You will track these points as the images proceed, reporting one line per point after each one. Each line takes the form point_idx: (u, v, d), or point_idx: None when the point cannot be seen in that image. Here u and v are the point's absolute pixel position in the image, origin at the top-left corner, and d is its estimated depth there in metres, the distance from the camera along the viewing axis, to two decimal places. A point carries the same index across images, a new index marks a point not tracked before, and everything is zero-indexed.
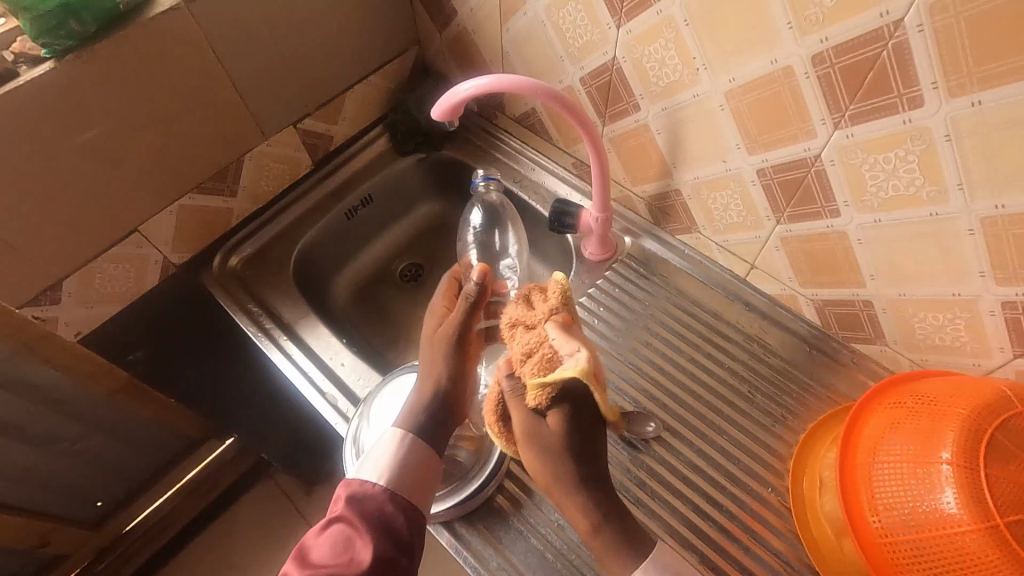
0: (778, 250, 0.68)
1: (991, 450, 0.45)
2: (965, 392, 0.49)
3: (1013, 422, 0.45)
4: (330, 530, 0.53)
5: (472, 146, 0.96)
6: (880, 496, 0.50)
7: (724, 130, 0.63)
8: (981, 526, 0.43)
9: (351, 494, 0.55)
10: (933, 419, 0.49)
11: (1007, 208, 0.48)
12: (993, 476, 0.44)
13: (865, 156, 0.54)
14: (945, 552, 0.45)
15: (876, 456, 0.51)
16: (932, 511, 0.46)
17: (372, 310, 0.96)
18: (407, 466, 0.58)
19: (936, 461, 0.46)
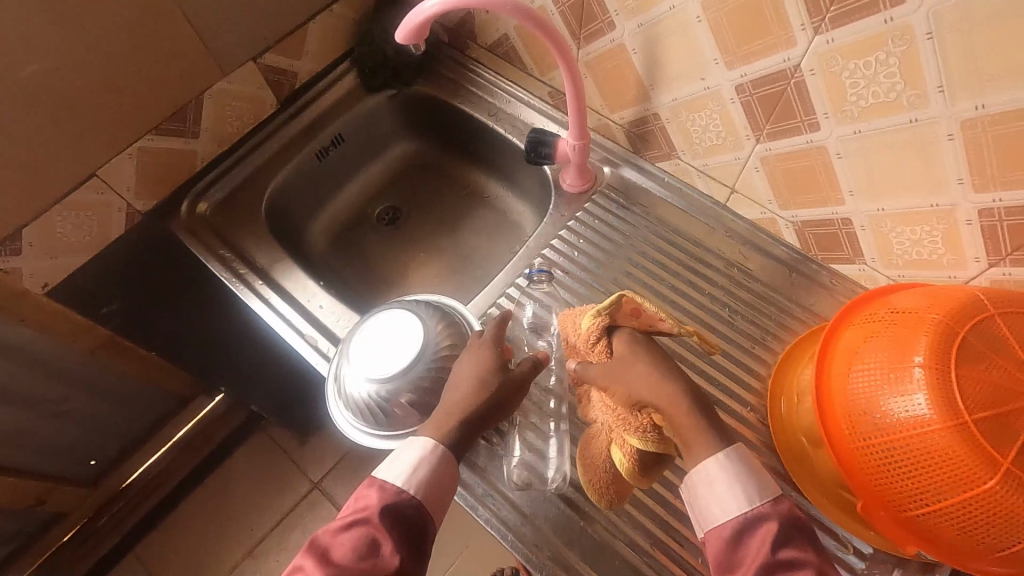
0: (757, 171, 0.67)
1: (963, 351, 0.45)
2: (940, 298, 0.49)
3: (985, 324, 0.46)
4: (353, 530, 0.49)
5: (445, 80, 0.92)
6: (855, 405, 0.50)
7: (702, 44, 0.61)
8: (950, 423, 0.44)
9: (384, 499, 0.51)
10: (907, 327, 0.49)
11: (986, 109, 0.47)
12: (962, 376, 0.45)
13: (845, 63, 0.52)
14: (916, 452, 0.46)
15: (852, 366, 0.52)
16: (903, 413, 0.47)
17: (351, 256, 0.94)
18: (434, 482, 0.52)
19: (909, 365, 0.47)
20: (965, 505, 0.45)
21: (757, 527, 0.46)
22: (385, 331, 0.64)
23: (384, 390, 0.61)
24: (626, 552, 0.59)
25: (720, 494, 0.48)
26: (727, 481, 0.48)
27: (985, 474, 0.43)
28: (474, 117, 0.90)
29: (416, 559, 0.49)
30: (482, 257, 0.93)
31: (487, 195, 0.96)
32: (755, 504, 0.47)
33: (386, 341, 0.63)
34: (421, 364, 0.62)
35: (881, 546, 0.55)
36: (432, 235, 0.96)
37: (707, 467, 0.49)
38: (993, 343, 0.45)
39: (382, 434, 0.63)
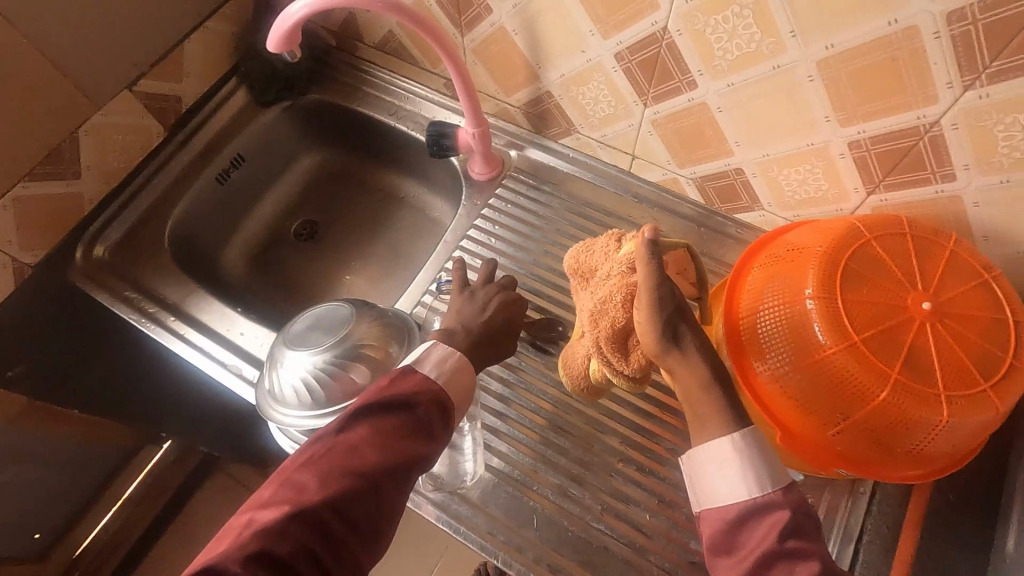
0: (651, 135, 0.69)
1: (845, 279, 0.49)
2: (821, 232, 0.52)
3: (862, 250, 0.50)
4: (398, 412, 0.48)
5: (341, 85, 0.90)
6: (764, 341, 0.52)
7: (576, 18, 0.62)
8: (843, 345, 0.47)
9: (425, 388, 0.50)
10: (797, 263, 0.52)
11: (836, 47, 0.50)
12: (847, 301, 0.48)
13: (706, 20, 0.54)
14: (817, 377, 0.49)
15: (756, 306, 0.53)
16: (804, 344, 0.49)
17: (271, 277, 0.91)
18: (457, 387, 0.52)
19: (801, 298, 0.50)
20: (867, 420, 0.47)
21: (766, 515, 0.44)
22: (302, 328, 0.64)
23: (316, 362, 0.61)
24: (580, 523, 0.60)
25: (729, 476, 0.46)
26: (737, 468, 0.46)
27: (879, 388, 0.46)
28: (375, 118, 0.88)
29: (445, 446, 0.50)
30: (406, 258, 0.92)
31: (403, 195, 0.95)
32: (765, 491, 0.45)
33: (324, 319, 0.64)
34: (339, 344, 0.62)
35: (806, 474, 0.58)
36: (354, 243, 0.94)
37: (721, 449, 0.46)
38: (871, 267, 0.49)
39: (305, 417, 0.60)
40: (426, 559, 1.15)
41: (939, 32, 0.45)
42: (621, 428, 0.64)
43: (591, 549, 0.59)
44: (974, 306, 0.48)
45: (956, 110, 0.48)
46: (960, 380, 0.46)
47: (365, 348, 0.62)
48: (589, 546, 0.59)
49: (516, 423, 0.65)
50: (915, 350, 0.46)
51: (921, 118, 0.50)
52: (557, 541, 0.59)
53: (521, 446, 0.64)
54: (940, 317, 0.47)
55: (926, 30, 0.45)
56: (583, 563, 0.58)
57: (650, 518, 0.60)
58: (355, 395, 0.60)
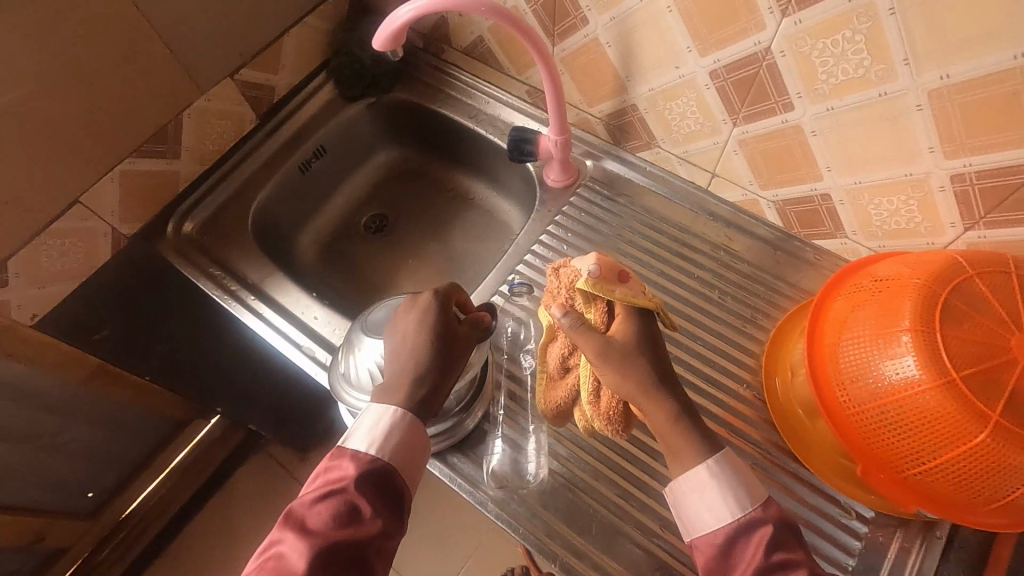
0: (736, 154, 0.68)
1: (945, 313, 0.47)
2: (918, 263, 0.51)
3: (963, 284, 0.48)
4: (328, 500, 0.51)
5: (424, 86, 0.93)
6: (849, 374, 0.51)
7: (675, 34, 0.62)
8: (938, 382, 0.46)
9: (356, 466, 0.53)
10: (890, 294, 0.51)
11: (951, 78, 0.49)
12: (946, 335, 0.47)
13: (814, 43, 0.54)
14: (907, 412, 0.48)
15: (842, 336, 0.53)
16: (894, 377, 0.48)
17: (339, 265, 0.94)
18: (404, 442, 0.55)
19: (895, 330, 0.49)
20: (959, 461, 0.46)
21: (750, 534, 0.48)
22: (384, 317, 0.65)
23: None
24: (636, 535, 0.60)
25: (711, 499, 0.50)
26: (719, 487, 0.50)
27: (976, 429, 0.45)
28: (454, 120, 0.90)
29: (394, 520, 0.52)
30: (471, 258, 0.93)
31: (473, 196, 0.97)
32: (746, 510, 0.49)
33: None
34: None
35: (880, 510, 0.57)
36: (421, 239, 0.97)
37: (699, 474, 0.50)
38: (972, 302, 0.48)
39: None
40: (454, 556, 1.15)
41: None
42: None
43: (647, 562, 0.59)
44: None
45: None
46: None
47: None
48: (645, 558, 0.59)
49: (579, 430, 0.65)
50: (1019, 392, 0.44)
51: None
52: (612, 550, 0.59)
53: (582, 454, 0.64)
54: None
55: None
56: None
57: None
58: None
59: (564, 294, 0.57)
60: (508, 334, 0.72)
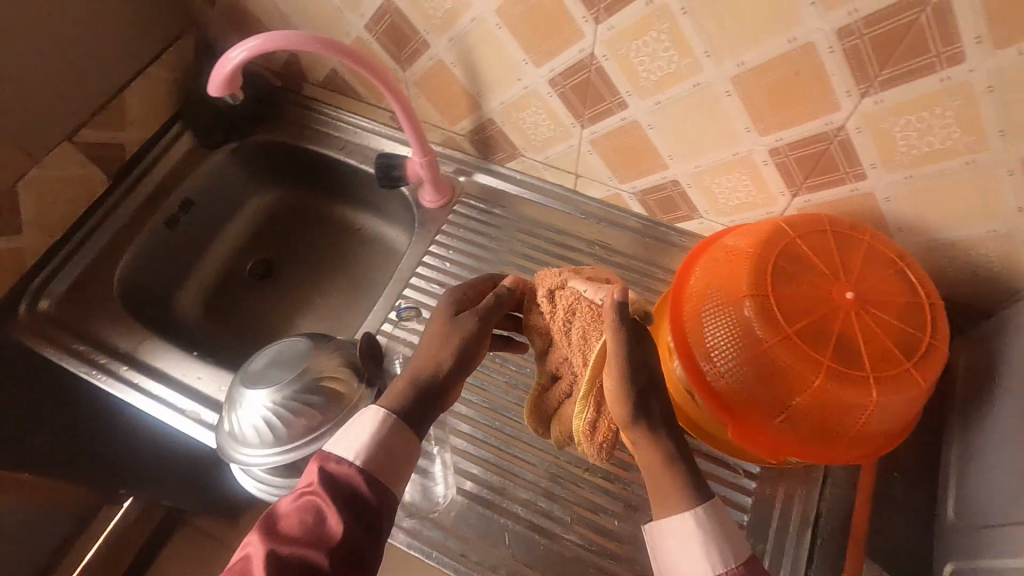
0: (590, 154, 0.72)
1: (777, 277, 0.53)
2: (749, 235, 0.56)
3: (788, 250, 0.54)
4: (302, 505, 0.45)
5: (288, 124, 0.91)
6: (709, 341, 0.54)
7: (509, 49, 0.64)
8: (780, 338, 0.50)
9: (329, 467, 0.47)
10: (733, 264, 0.55)
11: (746, 65, 0.53)
12: (780, 296, 0.52)
13: (628, 45, 0.57)
14: (761, 370, 0.51)
15: (700, 308, 0.55)
16: (745, 339, 0.52)
17: (227, 318, 0.90)
18: (385, 446, 0.48)
19: (741, 297, 0.53)
20: (806, 406, 0.50)
21: None
22: (263, 366, 0.63)
23: (276, 398, 0.61)
24: (550, 535, 0.61)
25: (691, 550, 0.46)
26: (702, 546, 0.46)
27: (813, 374, 0.50)
28: (324, 154, 0.89)
29: (371, 527, 0.45)
30: (365, 289, 0.92)
31: (358, 227, 0.96)
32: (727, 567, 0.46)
33: (281, 355, 0.64)
34: (300, 380, 0.62)
35: (761, 464, 0.61)
36: (311, 278, 0.94)
37: (684, 524, 0.47)
38: (797, 265, 0.53)
39: (267, 454, 0.59)
40: None
41: (833, 46, 0.48)
42: None
43: (564, 560, 0.60)
44: (893, 295, 0.52)
45: (858, 115, 0.52)
46: (884, 362, 0.50)
47: (326, 382, 0.62)
48: (561, 556, 0.60)
49: (483, 443, 0.66)
50: (843, 335, 0.50)
51: (828, 125, 0.54)
52: (529, 555, 0.60)
53: (489, 466, 0.65)
54: (861, 304, 0.51)
55: (822, 46, 0.49)
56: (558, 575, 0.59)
57: (618, 522, 0.61)
58: (317, 429, 0.60)
59: (586, 320, 0.53)
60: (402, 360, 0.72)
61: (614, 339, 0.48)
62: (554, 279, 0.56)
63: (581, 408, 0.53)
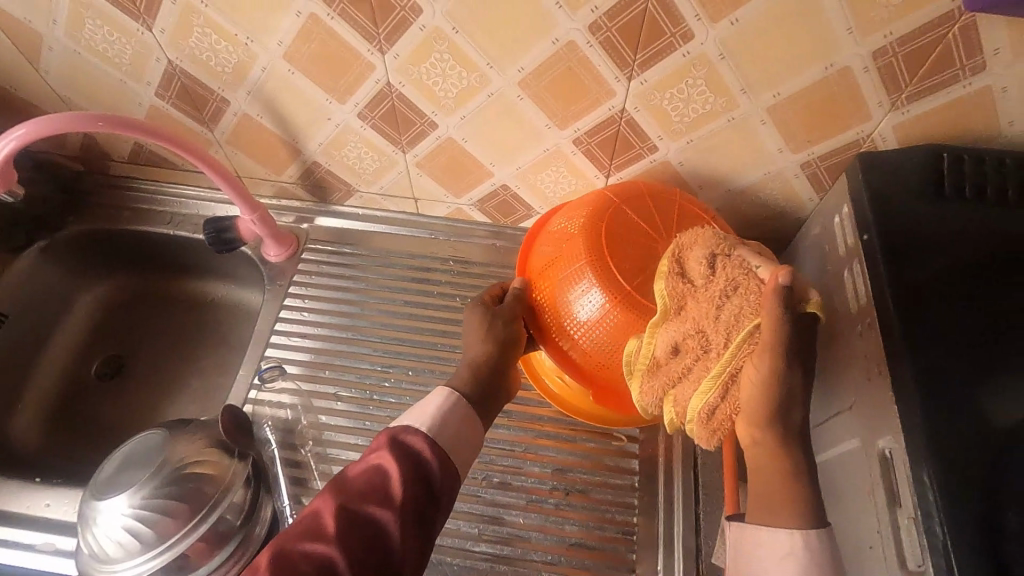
0: (421, 176, 0.73)
1: (608, 243, 0.55)
2: (579, 208, 0.59)
3: (615, 215, 0.57)
4: (370, 460, 0.46)
5: (102, 209, 0.85)
6: (561, 317, 0.57)
7: (309, 92, 0.64)
8: (617, 301, 0.53)
9: (403, 431, 0.48)
10: (567, 241, 0.57)
11: (526, 69, 0.57)
12: (613, 261, 0.54)
13: (418, 69, 0.59)
14: (606, 334, 0.54)
15: (547, 288, 0.58)
16: (588, 309, 0.54)
17: (79, 431, 0.82)
18: (447, 419, 0.50)
19: (578, 270, 0.55)
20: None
21: None
22: (116, 470, 0.58)
23: (135, 501, 0.55)
24: (462, 553, 0.61)
25: (784, 563, 0.46)
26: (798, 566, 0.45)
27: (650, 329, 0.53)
28: (150, 231, 0.84)
29: (437, 485, 0.46)
30: (231, 360, 0.87)
31: (210, 298, 0.90)
32: None
33: (134, 455, 0.59)
34: (162, 473, 0.57)
35: (637, 424, 0.65)
36: (169, 362, 0.87)
37: (787, 539, 0.46)
38: (624, 227, 0.56)
39: (137, 563, 0.54)
40: None
41: (591, 41, 0.53)
42: None
43: (481, 571, 0.60)
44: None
45: (632, 96, 0.58)
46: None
47: (191, 467, 0.58)
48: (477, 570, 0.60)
49: None
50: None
51: (611, 109, 0.60)
52: None
53: None
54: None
55: (581, 42, 0.54)
56: None
57: (525, 519, 0.62)
58: (191, 519, 0.56)
59: (751, 298, 0.45)
60: (274, 425, 0.70)
61: (776, 332, 0.43)
62: (715, 242, 0.49)
63: (705, 397, 0.47)
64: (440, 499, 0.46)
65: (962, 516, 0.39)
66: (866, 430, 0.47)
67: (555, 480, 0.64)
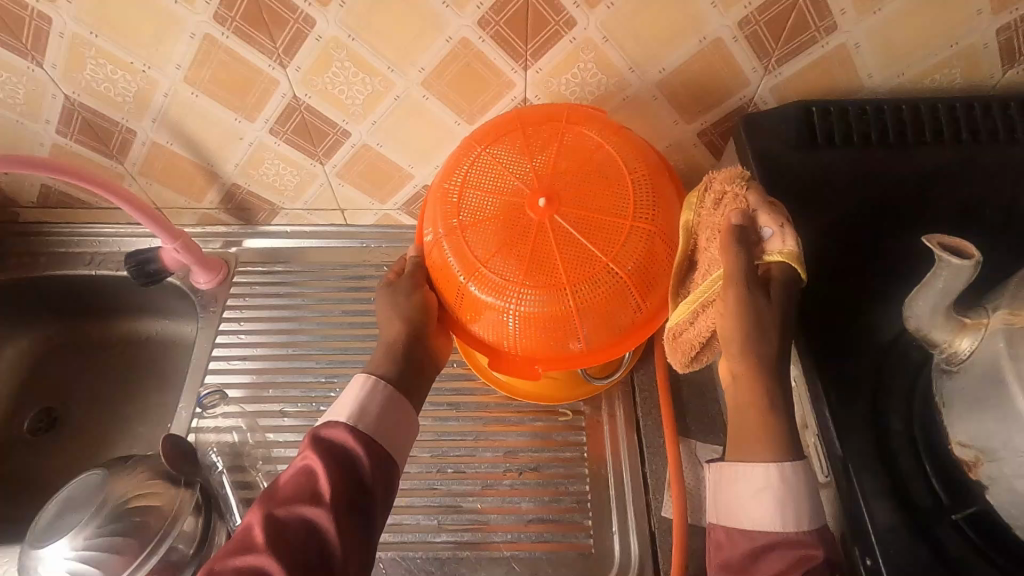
0: (343, 186, 0.74)
1: (463, 215, 0.53)
2: (438, 177, 0.58)
3: (468, 181, 0.54)
4: (295, 466, 0.47)
5: (15, 258, 0.82)
6: (442, 297, 0.56)
7: (216, 113, 0.64)
8: (479, 276, 0.52)
9: (326, 430, 0.49)
10: (428, 219, 0.56)
11: (427, 69, 0.59)
12: (469, 233, 0.53)
13: (322, 79, 0.60)
14: (483, 310, 0.53)
15: (423, 270, 0.58)
16: (457, 286, 0.54)
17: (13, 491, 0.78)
18: (371, 406, 0.51)
19: (439, 250, 0.55)
20: (528, 326, 0.53)
21: (787, 550, 0.42)
22: (55, 514, 0.56)
23: (78, 543, 0.54)
24: (424, 545, 0.62)
25: (762, 500, 0.44)
26: (774, 499, 0.44)
27: (514, 296, 0.52)
28: (70, 275, 0.82)
29: (365, 478, 0.48)
30: (172, 395, 0.85)
31: (143, 336, 0.88)
32: (793, 528, 0.43)
33: (74, 496, 0.57)
34: (103, 511, 0.56)
35: (580, 396, 0.68)
36: (107, 407, 0.85)
37: (764, 473, 0.44)
38: (478, 192, 0.54)
39: None
40: None
41: (482, 36, 0.56)
42: (428, 442, 0.67)
43: (444, 560, 0.61)
44: (588, 190, 0.53)
45: (532, 85, 0.61)
46: (587, 263, 0.51)
47: (134, 501, 0.57)
48: (441, 560, 0.61)
49: None
50: (539, 249, 0.52)
51: (514, 100, 0.62)
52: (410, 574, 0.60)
53: None
54: (552, 210, 0.52)
55: (474, 38, 0.56)
56: None
57: (481, 504, 0.64)
58: (140, 553, 0.55)
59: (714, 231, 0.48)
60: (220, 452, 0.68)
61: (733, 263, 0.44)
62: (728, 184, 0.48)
63: (679, 318, 0.50)
64: (372, 486, 0.48)
65: (856, 429, 0.43)
66: None
67: (507, 462, 0.66)
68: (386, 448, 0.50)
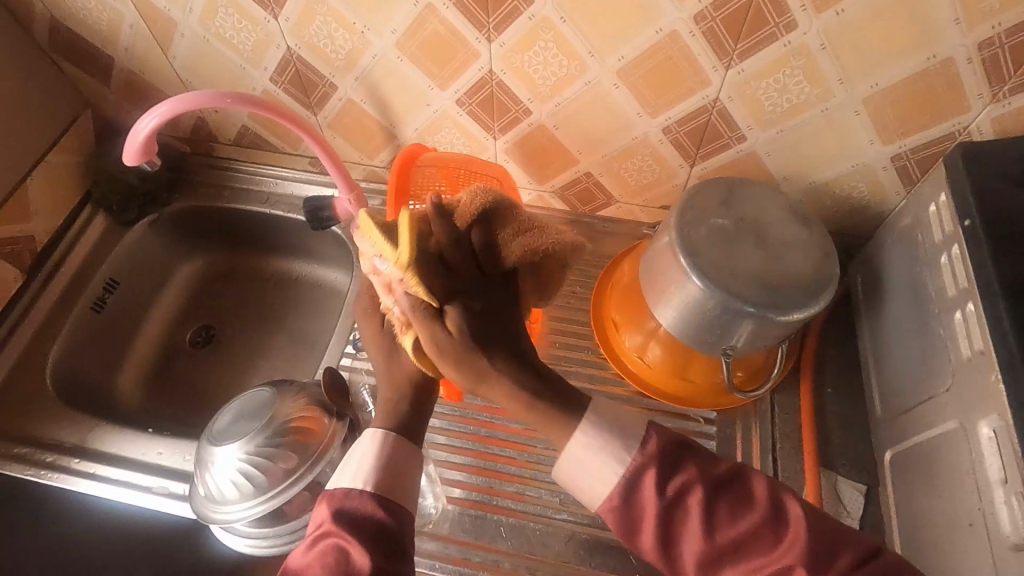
0: (508, 163, 0.77)
1: None
2: None
3: None
4: (317, 547, 0.42)
5: (205, 188, 0.91)
6: None
7: (413, 79, 0.68)
8: None
9: (341, 503, 0.44)
10: None
11: (626, 58, 0.60)
12: None
13: (522, 57, 0.63)
14: None
15: None
16: None
17: (174, 393, 0.87)
18: (389, 465, 0.46)
19: None
20: None
21: (641, 478, 0.45)
22: (232, 418, 0.63)
23: (249, 448, 0.60)
24: (543, 518, 0.63)
25: (594, 463, 0.46)
26: (598, 449, 0.46)
27: None
28: (247, 210, 0.90)
29: (397, 549, 0.43)
30: (313, 334, 0.92)
31: (296, 275, 0.96)
32: (628, 464, 0.45)
33: (248, 405, 0.64)
34: (272, 423, 0.62)
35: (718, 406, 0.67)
36: (256, 334, 0.93)
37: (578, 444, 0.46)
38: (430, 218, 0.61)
39: (250, 504, 0.59)
40: None
41: (693, 30, 0.56)
42: None
43: (562, 537, 0.62)
44: None
45: (728, 85, 0.60)
46: None
47: (296, 419, 0.62)
48: (558, 537, 0.62)
49: (462, 448, 0.68)
50: None
51: (705, 98, 0.62)
52: (526, 543, 0.62)
53: (471, 468, 0.67)
54: None
55: (684, 32, 0.56)
56: (558, 555, 0.62)
57: None
58: (297, 466, 0.60)
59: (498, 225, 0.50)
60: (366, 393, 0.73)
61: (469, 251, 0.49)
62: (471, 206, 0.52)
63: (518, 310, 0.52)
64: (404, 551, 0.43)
65: None
66: (964, 411, 0.48)
67: None
68: (407, 502, 0.46)
